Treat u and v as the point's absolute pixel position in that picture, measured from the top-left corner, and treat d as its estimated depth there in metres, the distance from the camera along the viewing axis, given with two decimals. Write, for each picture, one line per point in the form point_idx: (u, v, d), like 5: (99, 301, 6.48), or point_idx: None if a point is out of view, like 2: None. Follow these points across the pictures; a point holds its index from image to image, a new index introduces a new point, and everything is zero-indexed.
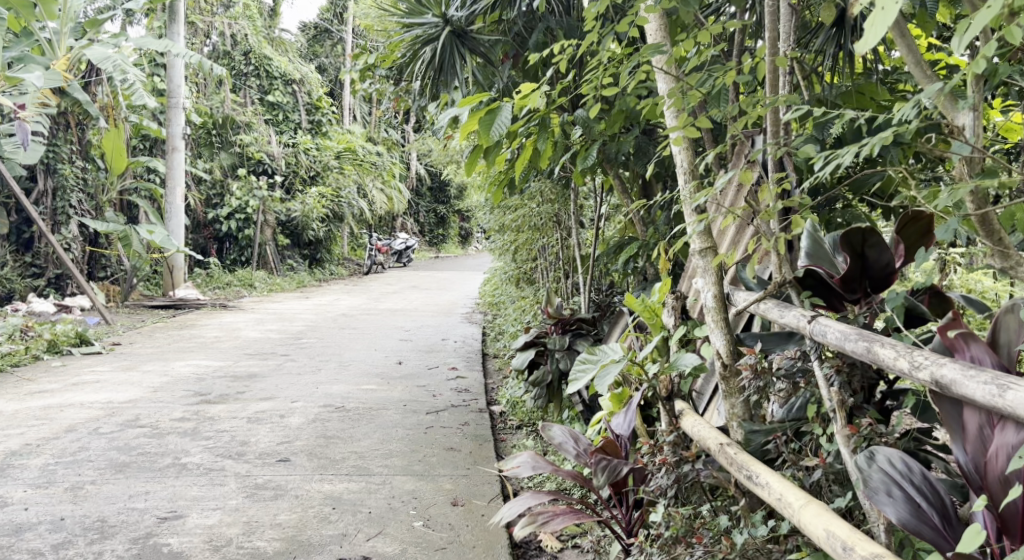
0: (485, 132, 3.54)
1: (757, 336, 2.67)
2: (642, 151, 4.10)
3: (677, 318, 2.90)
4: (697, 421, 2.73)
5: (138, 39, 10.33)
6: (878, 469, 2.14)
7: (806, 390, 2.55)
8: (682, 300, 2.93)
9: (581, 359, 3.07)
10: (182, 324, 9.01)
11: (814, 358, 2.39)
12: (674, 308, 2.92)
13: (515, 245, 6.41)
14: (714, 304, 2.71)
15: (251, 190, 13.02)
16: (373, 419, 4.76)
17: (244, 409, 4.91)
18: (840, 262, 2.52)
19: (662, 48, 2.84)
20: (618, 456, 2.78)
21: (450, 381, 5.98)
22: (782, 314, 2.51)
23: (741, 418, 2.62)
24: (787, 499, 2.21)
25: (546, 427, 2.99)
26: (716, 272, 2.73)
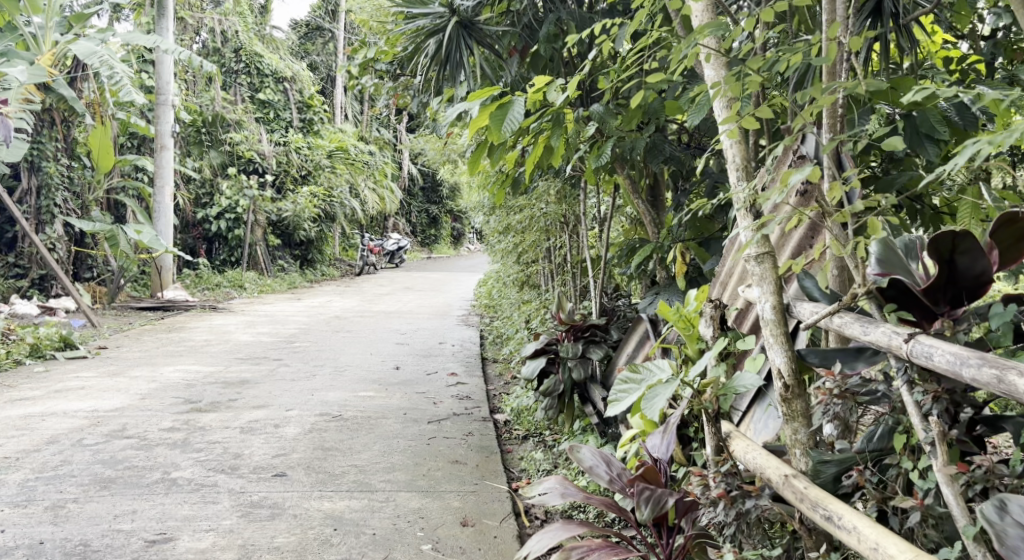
0: (496, 126, 3.35)
1: (819, 352, 2.40)
2: (654, 146, 3.96)
3: (717, 329, 2.65)
4: (750, 445, 2.54)
5: (126, 34, 10.09)
6: (1013, 523, 2.01)
7: (890, 416, 2.32)
8: (721, 310, 2.67)
9: (623, 379, 2.77)
10: (170, 326, 8.78)
11: (902, 382, 2.19)
12: (713, 317, 2.67)
13: (519, 247, 6.21)
14: (773, 316, 2.52)
15: (241, 190, 12.80)
16: (373, 429, 4.54)
17: (237, 418, 4.69)
18: (914, 270, 2.29)
19: (719, 30, 2.64)
20: (658, 483, 2.58)
21: (451, 387, 5.77)
22: (865, 331, 2.27)
23: (804, 447, 2.45)
24: (887, 549, 2.04)
25: (575, 448, 2.78)
26: (775, 281, 2.55)
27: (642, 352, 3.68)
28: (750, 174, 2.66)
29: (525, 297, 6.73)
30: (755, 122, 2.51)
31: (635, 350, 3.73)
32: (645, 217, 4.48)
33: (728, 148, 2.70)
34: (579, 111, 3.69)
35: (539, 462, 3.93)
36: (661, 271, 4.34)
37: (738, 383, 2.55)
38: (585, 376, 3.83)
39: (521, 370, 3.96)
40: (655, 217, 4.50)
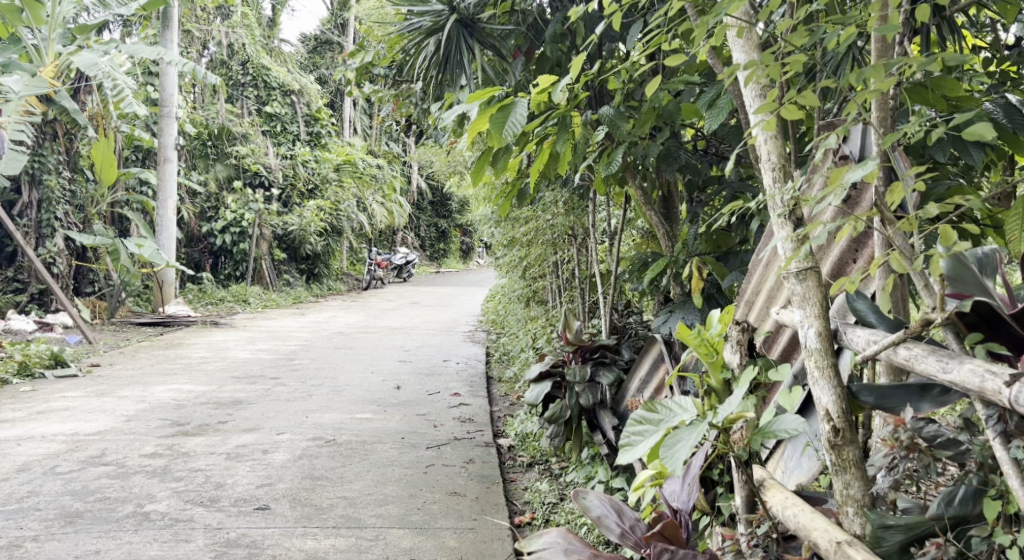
0: (496, 129, 3.08)
1: (873, 389, 2.12)
2: (669, 153, 3.71)
3: (745, 355, 2.35)
4: (789, 498, 2.19)
5: (130, 46, 9.88)
6: None
7: (975, 476, 1.99)
8: (748, 334, 2.38)
9: (637, 419, 2.36)
10: (169, 342, 8.52)
11: (996, 437, 1.87)
12: (740, 342, 2.37)
13: (525, 261, 5.94)
14: (819, 344, 2.17)
15: (247, 203, 12.58)
16: (367, 455, 4.27)
17: (224, 442, 4.43)
18: (992, 286, 1.99)
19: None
20: (681, 543, 2.31)
21: (453, 409, 5.49)
22: (948, 369, 1.92)
23: (859, 503, 2.10)
24: None
25: (580, 498, 2.52)
26: (821, 300, 2.19)
27: (656, 377, 3.38)
28: (788, 175, 2.31)
29: (532, 314, 6.44)
30: (798, 110, 2.17)
31: (649, 375, 3.44)
32: (657, 230, 4.22)
33: (763, 144, 2.31)
34: (589, 113, 3.41)
35: (545, 494, 3.64)
36: (676, 288, 4.08)
37: (778, 429, 2.18)
38: (594, 402, 3.52)
39: (525, 395, 3.68)
40: (668, 230, 4.23)
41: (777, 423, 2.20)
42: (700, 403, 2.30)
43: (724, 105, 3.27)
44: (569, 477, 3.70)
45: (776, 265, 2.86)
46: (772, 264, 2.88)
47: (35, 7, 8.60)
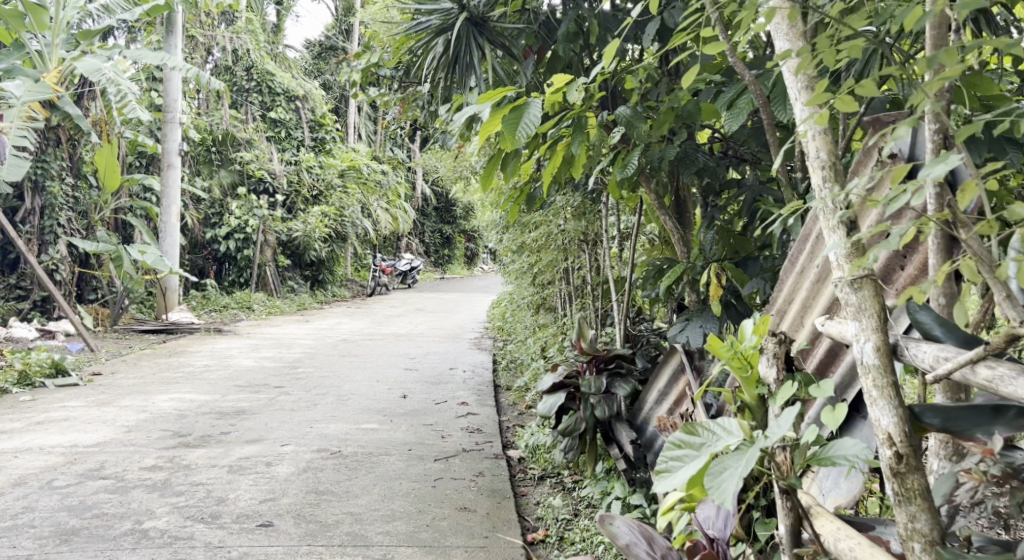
0: (509, 131, 2.98)
1: (939, 412, 2.00)
2: (685, 156, 3.62)
3: (782, 371, 2.19)
4: (842, 530, 2.08)
5: (134, 52, 9.79)
6: None
7: None
8: (786, 347, 2.23)
9: (677, 443, 2.23)
10: (172, 350, 8.40)
11: None
12: (776, 356, 2.20)
13: (534, 267, 5.82)
14: (878, 361, 2.02)
15: (251, 210, 12.48)
16: (373, 468, 4.15)
17: (227, 455, 4.30)
18: None
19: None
20: None
21: (461, 419, 5.36)
22: None
23: (928, 539, 1.96)
24: None
25: (606, 522, 2.46)
26: (879, 312, 2.04)
27: (676, 389, 3.27)
28: (838, 174, 2.17)
29: (541, 321, 6.32)
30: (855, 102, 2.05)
31: (668, 387, 3.33)
32: (671, 235, 4.08)
33: (810, 140, 2.19)
34: (605, 113, 3.27)
35: (558, 509, 3.50)
36: (692, 295, 3.96)
37: (833, 452, 2.11)
38: (610, 414, 3.42)
39: (537, 407, 3.53)
40: (683, 234, 4.10)
41: (835, 448, 2.12)
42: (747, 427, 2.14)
43: (743, 105, 3.21)
44: (584, 492, 3.59)
45: (812, 272, 2.78)
46: (807, 271, 2.80)
47: (38, 12, 8.53)
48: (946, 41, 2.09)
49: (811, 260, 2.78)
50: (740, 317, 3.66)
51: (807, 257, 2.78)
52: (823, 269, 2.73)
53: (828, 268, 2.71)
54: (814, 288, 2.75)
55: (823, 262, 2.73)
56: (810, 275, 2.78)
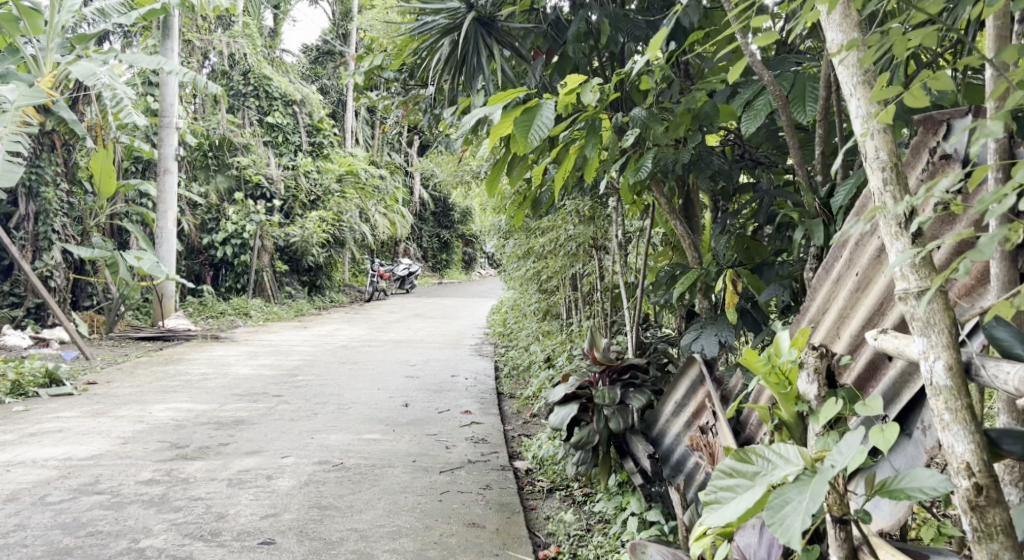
0: (521, 134, 2.87)
1: (1013, 437, 1.98)
2: (699, 159, 3.55)
3: (823, 389, 2.26)
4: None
5: (129, 55, 9.64)
6: None
7: None
8: (826, 362, 2.29)
9: (727, 471, 2.24)
10: (169, 358, 8.28)
11: None
12: (816, 373, 2.28)
13: (540, 272, 5.71)
14: (950, 382, 1.98)
15: (248, 215, 12.34)
16: (377, 481, 4.03)
17: (226, 467, 4.18)
18: None
19: None
20: None
21: (465, 428, 5.25)
22: None
23: None
24: None
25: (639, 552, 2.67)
26: (951, 330, 1.99)
27: (693, 401, 3.19)
28: (900, 175, 2.08)
29: (546, 327, 6.21)
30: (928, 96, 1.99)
31: (686, 398, 3.25)
32: (682, 240, 3.99)
33: (871, 140, 2.09)
34: (619, 115, 3.17)
35: (570, 525, 3.38)
36: (704, 302, 3.87)
37: (913, 488, 2.08)
38: (624, 426, 3.32)
39: (549, 418, 3.43)
40: (694, 239, 4.01)
41: (911, 481, 2.10)
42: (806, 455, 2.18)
43: (761, 106, 3.17)
44: (596, 507, 3.47)
45: (848, 282, 2.70)
46: (842, 281, 2.72)
47: (32, 16, 8.43)
48: (1009, 31, 2.08)
49: (848, 270, 2.70)
50: (756, 323, 3.53)
51: (844, 267, 2.71)
52: (861, 278, 2.66)
53: (868, 278, 2.64)
54: (851, 298, 2.68)
55: (863, 270, 2.65)
56: (846, 285, 2.71)
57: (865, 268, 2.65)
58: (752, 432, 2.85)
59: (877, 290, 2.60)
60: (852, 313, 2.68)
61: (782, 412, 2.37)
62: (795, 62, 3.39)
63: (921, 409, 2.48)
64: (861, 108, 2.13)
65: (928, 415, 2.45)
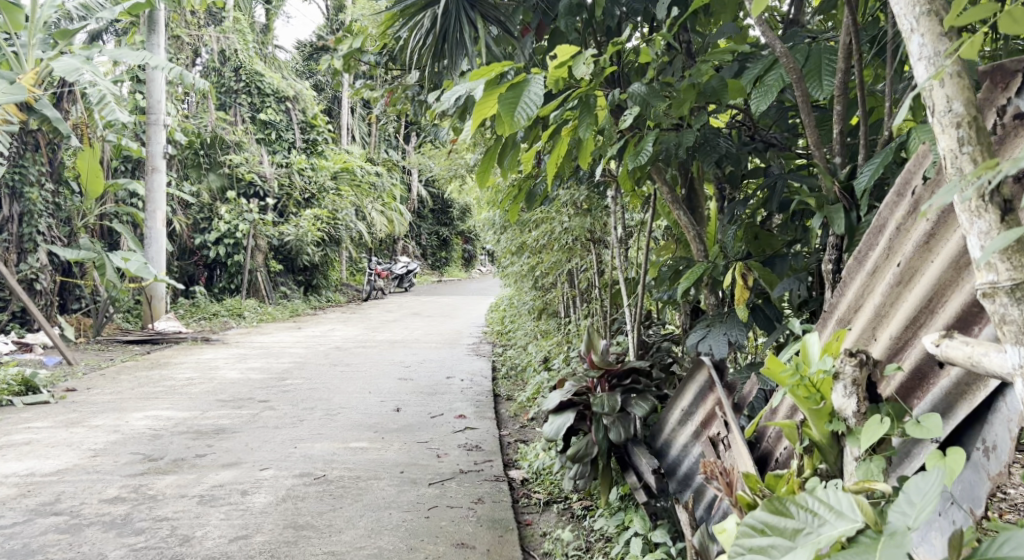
0: (506, 112, 2.58)
1: None
2: (705, 142, 3.24)
3: (863, 395, 2.19)
4: None
5: (112, 51, 9.31)
6: None
7: None
8: (868, 372, 2.20)
9: (767, 521, 2.13)
10: (156, 361, 7.96)
11: None
12: (858, 383, 2.19)
13: (535, 269, 5.42)
14: None
15: (241, 214, 12.03)
16: (360, 496, 3.76)
17: (200, 481, 3.89)
18: None
19: None
20: None
21: (459, 434, 4.96)
22: None
23: None
24: None
25: None
26: None
27: (701, 410, 2.87)
28: (978, 133, 1.91)
29: (544, 327, 5.92)
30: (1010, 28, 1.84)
31: (692, 406, 2.93)
32: (687, 232, 3.71)
33: (938, 90, 1.93)
34: (617, 92, 2.87)
35: (567, 544, 3.10)
36: (711, 298, 3.59)
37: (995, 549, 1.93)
38: (624, 437, 3.02)
39: (543, 428, 3.15)
40: (699, 231, 3.73)
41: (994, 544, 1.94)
42: (866, 508, 2.05)
43: (773, 82, 2.87)
44: (596, 523, 3.19)
45: (889, 274, 2.44)
46: (880, 272, 2.47)
47: (11, 9, 8.12)
48: None
49: (887, 259, 2.45)
50: (768, 321, 3.27)
51: (882, 256, 2.45)
52: (904, 269, 2.39)
53: (911, 268, 2.37)
54: (890, 292, 2.42)
55: (905, 261, 2.39)
56: (886, 276, 2.44)
57: (908, 258, 2.37)
58: (770, 445, 2.60)
59: (923, 284, 2.33)
60: (891, 309, 2.42)
61: (813, 431, 2.29)
62: (806, 35, 3.15)
63: (980, 427, 2.21)
64: (926, 48, 1.96)
65: (991, 433, 2.17)
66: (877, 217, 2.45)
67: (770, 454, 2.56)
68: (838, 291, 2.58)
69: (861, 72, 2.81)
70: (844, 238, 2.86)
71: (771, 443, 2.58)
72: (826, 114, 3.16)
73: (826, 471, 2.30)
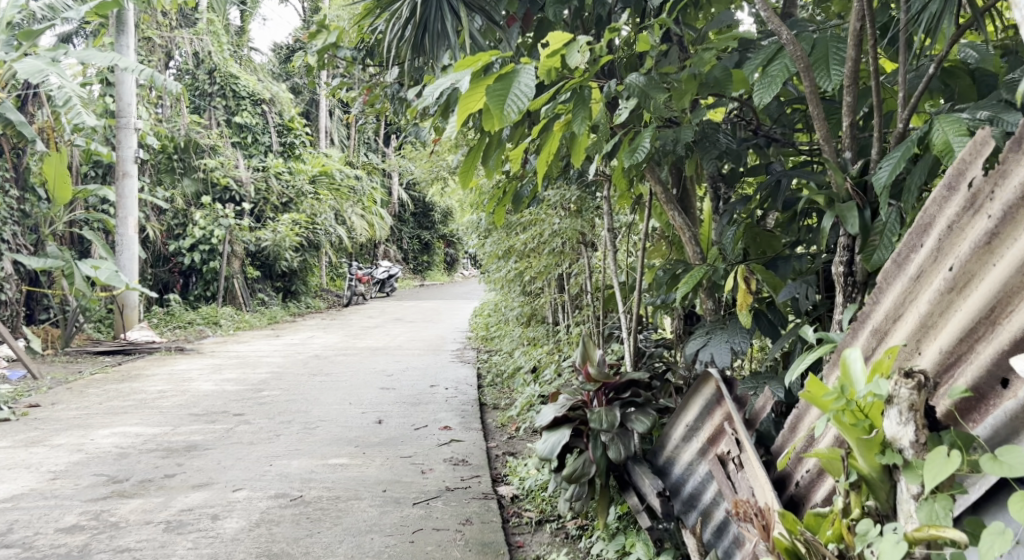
0: (495, 107, 2.37)
1: None
2: (705, 137, 3.07)
3: (922, 428, 2.04)
4: None
5: (80, 53, 9.01)
6: None
7: None
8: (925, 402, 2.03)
9: None
10: (126, 373, 7.66)
11: None
12: (916, 413, 2.03)
13: (523, 273, 5.20)
14: None
15: (217, 219, 11.72)
16: (340, 519, 3.52)
17: (167, 506, 3.65)
18: None
19: None
20: None
21: (445, 447, 4.73)
22: None
23: None
24: None
25: None
26: None
27: (709, 425, 2.69)
28: None
29: (531, 333, 5.70)
30: None
31: (699, 421, 2.74)
32: (682, 234, 3.56)
33: None
34: (613, 83, 2.67)
35: None
36: (709, 303, 3.42)
37: None
38: (624, 455, 2.83)
39: (536, 447, 2.94)
40: (694, 233, 3.58)
41: None
42: None
43: (777, 73, 2.66)
44: (592, 546, 2.98)
45: (936, 280, 2.23)
46: (925, 277, 2.25)
47: None
48: None
49: (934, 263, 2.23)
50: (772, 327, 3.07)
51: (928, 261, 2.23)
52: (957, 274, 2.17)
53: (966, 275, 2.15)
54: (939, 299, 2.21)
55: (958, 266, 2.16)
56: (934, 282, 2.23)
57: (963, 263, 2.15)
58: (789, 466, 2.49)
59: (982, 291, 2.12)
60: (941, 318, 2.22)
61: (860, 463, 2.15)
62: (810, 24, 2.95)
63: None
64: None
65: None
66: (922, 216, 2.22)
67: (789, 477, 2.45)
68: (873, 298, 2.38)
69: (875, 60, 2.60)
70: (856, 238, 2.68)
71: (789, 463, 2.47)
72: (834, 106, 2.95)
73: (873, 509, 2.16)
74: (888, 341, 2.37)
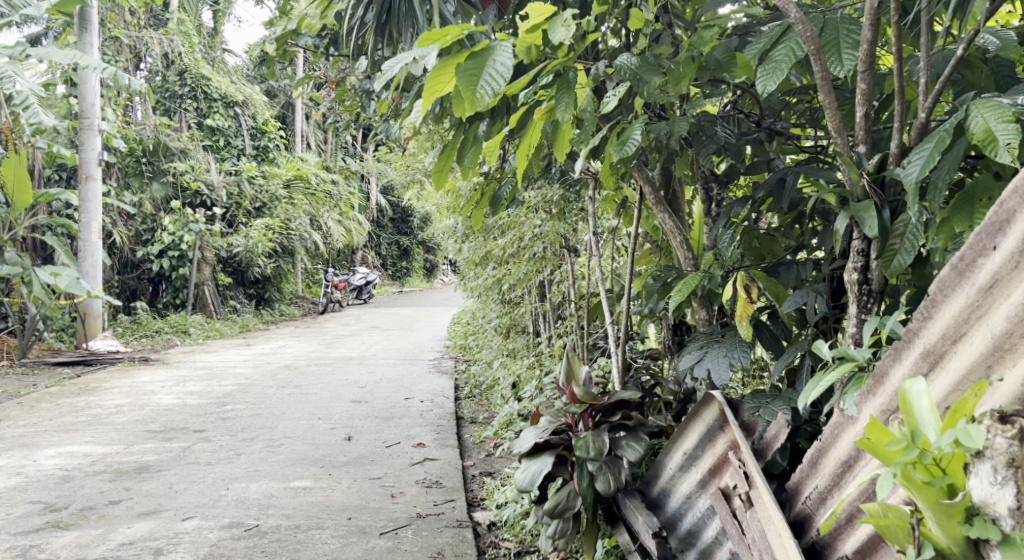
0: (466, 88, 2.05)
1: None
2: (701, 131, 2.73)
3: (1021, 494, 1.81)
4: None
5: (38, 50, 8.56)
6: None
7: None
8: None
9: None
10: (84, 386, 7.27)
11: None
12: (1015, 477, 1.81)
13: (502, 280, 4.88)
14: None
15: (186, 224, 11.30)
16: (297, 554, 3.20)
17: (105, 541, 3.31)
18: None
19: None
20: None
21: (419, 466, 4.40)
22: None
23: None
24: None
25: None
26: None
27: (710, 454, 2.47)
28: None
29: (511, 345, 5.37)
30: None
31: (698, 450, 2.51)
32: (671, 238, 3.24)
33: None
34: (601, 65, 2.35)
35: None
36: (702, 313, 3.14)
37: None
38: (613, 489, 2.53)
39: (514, 476, 2.65)
40: (685, 236, 3.26)
41: None
42: None
43: (782, 58, 2.33)
44: None
45: (1015, 292, 1.94)
46: (1000, 289, 1.97)
47: None
48: None
49: (1012, 272, 1.94)
50: (773, 340, 2.78)
51: (1004, 268, 1.95)
52: None
53: None
54: (1021, 315, 1.92)
55: None
56: (1012, 295, 1.94)
57: None
58: (808, 507, 2.32)
59: None
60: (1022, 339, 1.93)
61: (934, 531, 1.91)
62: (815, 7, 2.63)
63: None
64: None
65: None
66: (998, 212, 1.94)
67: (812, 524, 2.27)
68: (925, 313, 2.09)
69: (899, 44, 2.28)
70: (872, 242, 2.38)
71: (812, 506, 2.29)
72: (845, 96, 2.68)
73: None
74: (945, 365, 2.07)
